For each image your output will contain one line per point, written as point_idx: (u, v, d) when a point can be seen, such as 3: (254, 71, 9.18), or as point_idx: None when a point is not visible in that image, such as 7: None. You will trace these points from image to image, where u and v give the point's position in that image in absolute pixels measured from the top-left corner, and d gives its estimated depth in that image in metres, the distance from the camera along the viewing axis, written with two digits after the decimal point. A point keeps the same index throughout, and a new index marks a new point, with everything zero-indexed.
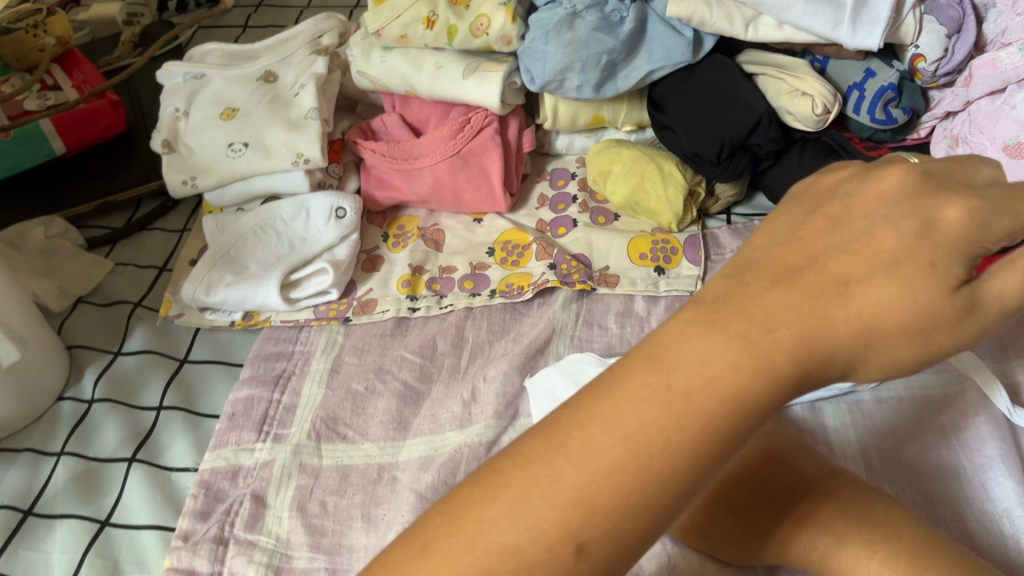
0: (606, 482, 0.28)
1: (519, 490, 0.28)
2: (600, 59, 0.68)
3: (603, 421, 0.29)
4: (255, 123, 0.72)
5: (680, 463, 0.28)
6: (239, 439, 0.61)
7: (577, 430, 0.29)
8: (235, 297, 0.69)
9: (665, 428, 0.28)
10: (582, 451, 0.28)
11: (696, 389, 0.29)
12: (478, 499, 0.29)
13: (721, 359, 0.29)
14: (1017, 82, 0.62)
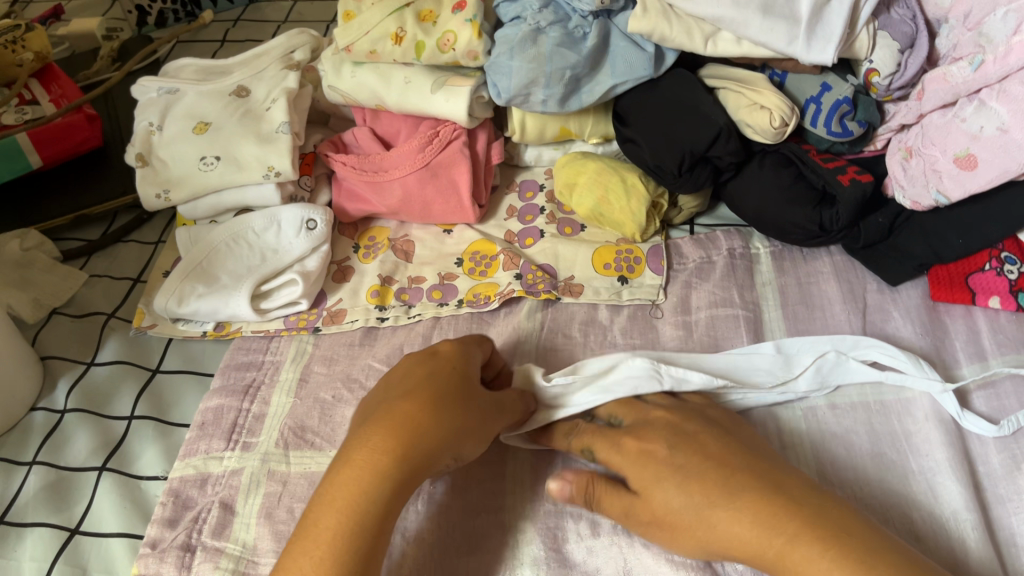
0: (352, 509, 0.47)
1: (336, 512, 0.47)
2: (563, 74, 0.69)
3: (350, 478, 0.48)
4: (227, 138, 0.73)
5: (357, 494, 0.48)
6: (208, 447, 0.62)
7: (342, 486, 0.48)
8: (207, 307, 0.70)
9: (357, 485, 0.48)
10: (337, 500, 0.48)
11: (372, 482, 0.48)
12: (327, 514, 0.47)
13: (360, 470, 0.49)
14: (968, 95, 0.64)
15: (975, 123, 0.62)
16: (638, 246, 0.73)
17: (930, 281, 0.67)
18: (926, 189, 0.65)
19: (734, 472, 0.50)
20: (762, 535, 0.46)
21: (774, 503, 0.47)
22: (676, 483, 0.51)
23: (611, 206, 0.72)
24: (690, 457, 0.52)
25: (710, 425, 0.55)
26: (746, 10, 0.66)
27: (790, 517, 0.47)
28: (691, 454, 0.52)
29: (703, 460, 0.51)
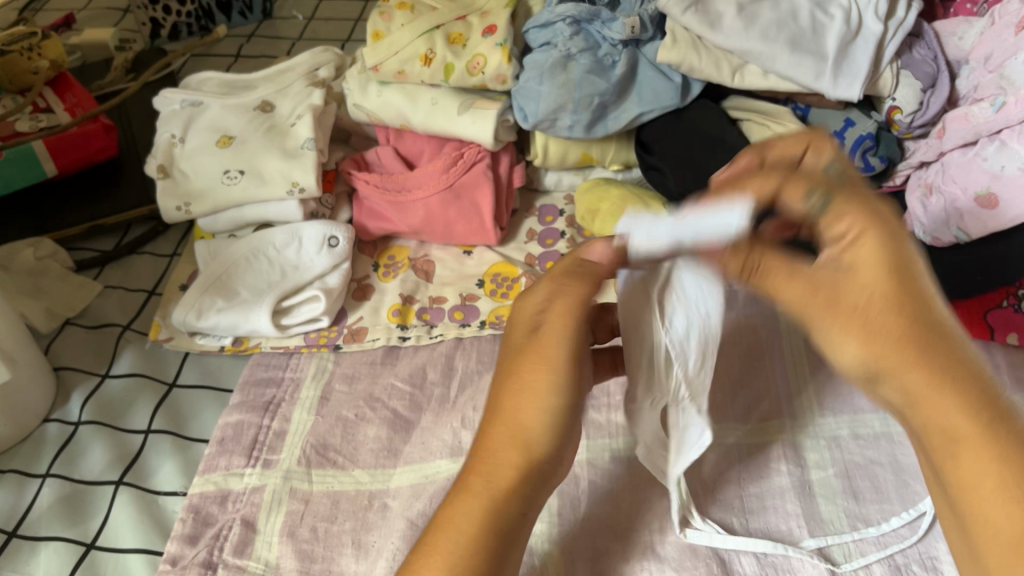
0: (494, 501, 0.43)
1: (471, 507, 0.43)
2: (592, 101, 0.70)
3: (503, 428, 0.45)
4: (252, 151, 0.73)
5: (505, 485, 0.44)
6: (228, 464, 0.61)
7: (487, 448, 0.45)
8: (227, 322, 0.69)
9: (514, 455, 0.44)
10: (488, 465, 0.44)
11: (525, 413, 0.44)
12: (454, 501, 0.44)
13: (521, 410, 0.45)
14: (988, 136, 0.65)
15: (997, 162, 0.63)
16: None
17: None
18: (947, 227, 0.66)
19: (918, 341, 0.38)
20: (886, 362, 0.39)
21: (984, 412, 0.37)
22: (842, 330, 0.40)
23: None
24: (860, 269, 0.40)
25: (889, 240, 0.40)
26: (775, 44, 0.67)
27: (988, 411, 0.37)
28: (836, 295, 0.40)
29: (886, 321, 0.38)
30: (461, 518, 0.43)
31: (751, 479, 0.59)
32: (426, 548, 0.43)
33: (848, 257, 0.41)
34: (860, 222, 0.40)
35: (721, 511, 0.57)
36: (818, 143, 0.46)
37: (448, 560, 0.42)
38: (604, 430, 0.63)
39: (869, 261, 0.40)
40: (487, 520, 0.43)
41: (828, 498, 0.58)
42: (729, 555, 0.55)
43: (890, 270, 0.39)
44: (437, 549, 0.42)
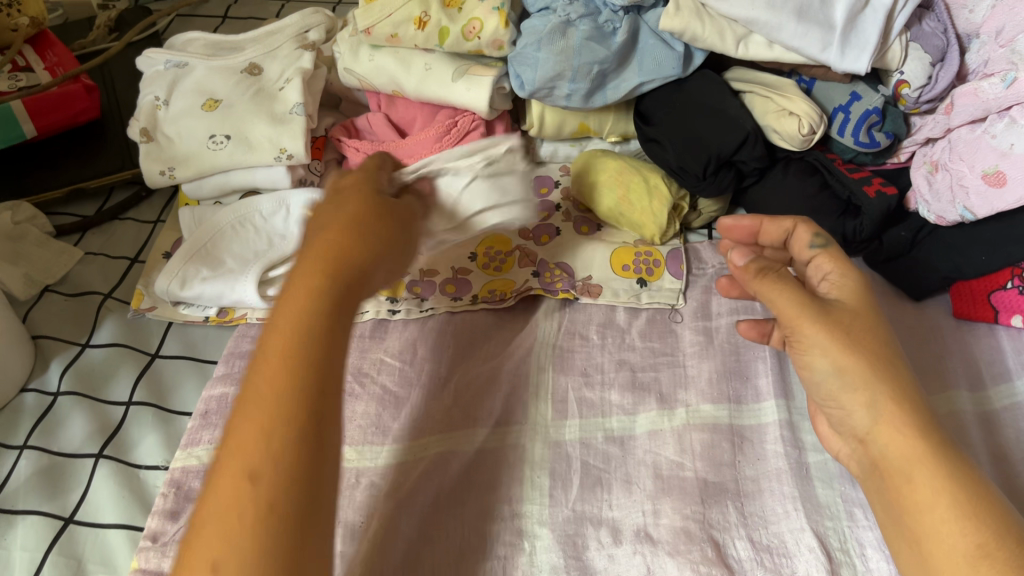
0: (310, 300, 0.42)
1: (294, 292, 0.43)
2: (591, 69, 0.68)
3: (334, 238, 0.45)
4: (237, 116, 0.70)
5: (316, 295, 0.42)
6: (212, 437, 0.60)
7: (320, 238, 0.46)
8: (211, 291, 0.67)
9: (319, 274, 0.43)
10: (331, 245, 0.45)
11: (331, 255, 0.44)
12: (288, 293, 0.43)
13: (336, 221, 0.46)
14: (998, 112, 0.64)
15: (1006, 141, 0.62)
16: (657, 248, 0.71)
17: (954, 296, 0.67)
18: (951, 204, 0.65)
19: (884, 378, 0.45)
20: (862, 375, 0.45)
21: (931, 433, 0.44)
22: (833, 352, 0.46)
23: (631, 206, 0.71)
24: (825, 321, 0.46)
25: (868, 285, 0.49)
26: (782, 13, 0.65)
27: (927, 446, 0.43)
28: (846, 327, 0.46)
29: (868, 336, 0.46)
30: (285, 325, 0.41)
31: (746, 461, 0.58)
32: (259, 363, 0.40)
33: (844, 306, 0.48)
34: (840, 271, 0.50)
35: (716, 495, 0.56)
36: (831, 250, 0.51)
37: (287, 340, 0.40)
38: (597, 409, 0.62)
39: (851, 294, 0.48)
40: (304, 358, 0.40)
41: (825, 482, 0.57)
42: (722, 539, 0.54)
43: (875, 324, 0.47)
44: (272, 348, 0.41)
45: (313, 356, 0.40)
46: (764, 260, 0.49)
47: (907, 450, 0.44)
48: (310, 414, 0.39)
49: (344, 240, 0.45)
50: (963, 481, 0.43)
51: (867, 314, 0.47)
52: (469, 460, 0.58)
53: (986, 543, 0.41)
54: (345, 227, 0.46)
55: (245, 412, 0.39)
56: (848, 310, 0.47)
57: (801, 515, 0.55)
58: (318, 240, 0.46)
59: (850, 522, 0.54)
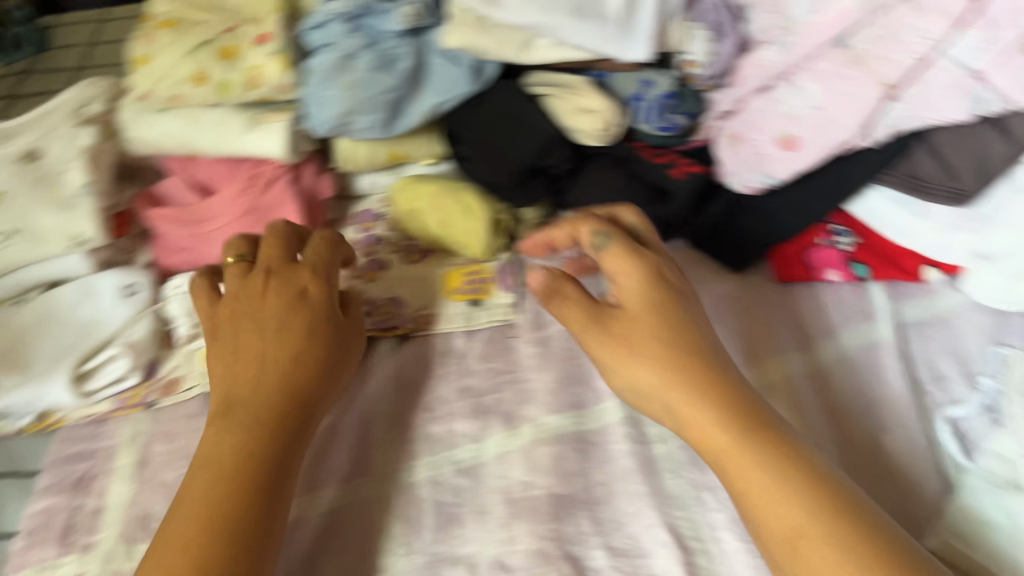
0: (236, 460, 0.50)
1: (211, 436, 0.52)
2: (383, 99, 0.66)
3: (228, 360, 0.55)
4: (21, 208, 0.66)
5: (237, 450, 0.50)
6: (42, 556, 0.56)
7: (227, 405, 0.54)
8: (20, 400, 0.62)
9: (285, 384, 0.54)
10: (217, 438, 0.51)
11: (268, 385, 0.54)
12: (194, 474, 0.50)
13: (280, 342, 0.55)
14: (781, 78, 0.67)
15: (789, 104, 0.65)
16: (486, 265, 0.71)
17: (777, 263, 0.69)
18: (754, 173, 0.67)
19: (706, 373, 0.50)
20: (669, 385, 0.50)
21: (758, 430, 0.47)
22: (624, 363, 0.52)
23: (455, 229, 0.70)
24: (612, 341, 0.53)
25: (653, 275, 0.55)
26: (557, 13, 0.65)
27: (760, 443, 0.47)
28: (628, 339, 0.52)
29: (649, 337, 0.52)
30: (198, 492, 0.48)
31: (595, 466, 0.58)
32: (185, 504, 0.48)
33: (631, 306, 0.54)
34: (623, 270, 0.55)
35: (569, 507, 0.55)
36: (618, 252, 0.56)
37: (230, 475, 0.49)
38: (446, 442, 0.60)
39: (635, 292, 0.54)
40: (228, 466, 0.49)
41: (673, 472, 0.57)
42: (580, 552, 0.53)
43: (657, 317, 0.53)
44: (199, 514, 0.47)
45: (226, 519, 0.47)
46: (551, 283, 0.58)
47: (720, 442, 0.48)
48: (247, 541, 0.46)
49: (238, 437, 0.51)
50: (779, 467, 0.45)
51: (667, 299, 0.54)
52: (317, 523, 0.56)
53: (802, 525, 0.43)
54: (288, 318, 0.57)
55: (170, 534, 0.47)
56: (641, 314, 0.53)
57: (653, 510, 0.55)
58: (245, 339, 0.56)
59: (701, 508, 0.55)
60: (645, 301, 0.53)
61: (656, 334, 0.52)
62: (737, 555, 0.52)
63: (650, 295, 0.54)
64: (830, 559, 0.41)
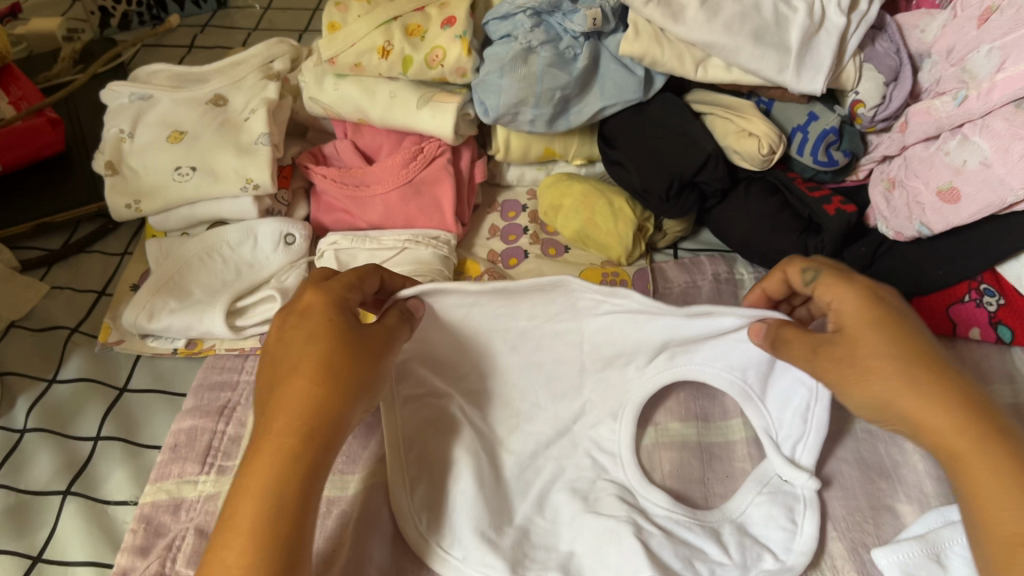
0: (938, 408, 0.43)
1: (866, 362, 0.45)
2: (553, 95, 0.68)
3: (879, 381, 0.44)
4: (203, 148, 0.71)
5: (925, 416, 0.43)
6: (181, 471, 0.59)
7: (866, 375, 0.45)
8: (179, 324, 0.67)
9: (921, 393, 0.43)
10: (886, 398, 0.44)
11: (891, 386, 0.44)
12: (862, 380, 0.45)
13: (911, 398, 0.43)
14: (951, 129, 0.64)
15: (959, 157, 0.62)
16: (624, 269, 0.73)
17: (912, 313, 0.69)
18: (909, 221, 0.66)
19: (930, 374, 0.43)
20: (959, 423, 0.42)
21: (921, 363, 0.44)
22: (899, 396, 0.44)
23: (598, 229, 0.72)
24: (876, 350, 0.45)
25: (868, 300, 0.47)
26: (738, 36, 0.65)
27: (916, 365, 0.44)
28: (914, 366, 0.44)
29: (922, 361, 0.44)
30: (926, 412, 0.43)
31: (716, 479, 0.58)
32: (866, 384, 0.45)
33: (853, 333, 0.46)
34: (841, 298, 0.48)
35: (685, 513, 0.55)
36: (826, 285, 0.49)
37: (929, 419, 0.43)
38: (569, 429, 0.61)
39: (851, 312, 0.47)
40: (938, 379, 0.43)
41: None
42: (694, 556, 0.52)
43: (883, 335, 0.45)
44: (901, 403, 0.44)
45: (935, 400, 0.43)
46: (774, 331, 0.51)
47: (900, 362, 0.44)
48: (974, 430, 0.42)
49: (896, 378, 0.44)
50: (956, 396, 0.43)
51: (881, 328, 0.45)
52: None
53: (920, 371, 0.44)
54: (887, 356, 0.44)
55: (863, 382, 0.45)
56: (869, 347, 0.45)
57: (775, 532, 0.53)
58: (861, 343, 0.45)
59: None
60: (864, 337, 0.46)
61: (917, 383, 0.43)
62: None
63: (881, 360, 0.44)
64: (950, 407, 0.42)
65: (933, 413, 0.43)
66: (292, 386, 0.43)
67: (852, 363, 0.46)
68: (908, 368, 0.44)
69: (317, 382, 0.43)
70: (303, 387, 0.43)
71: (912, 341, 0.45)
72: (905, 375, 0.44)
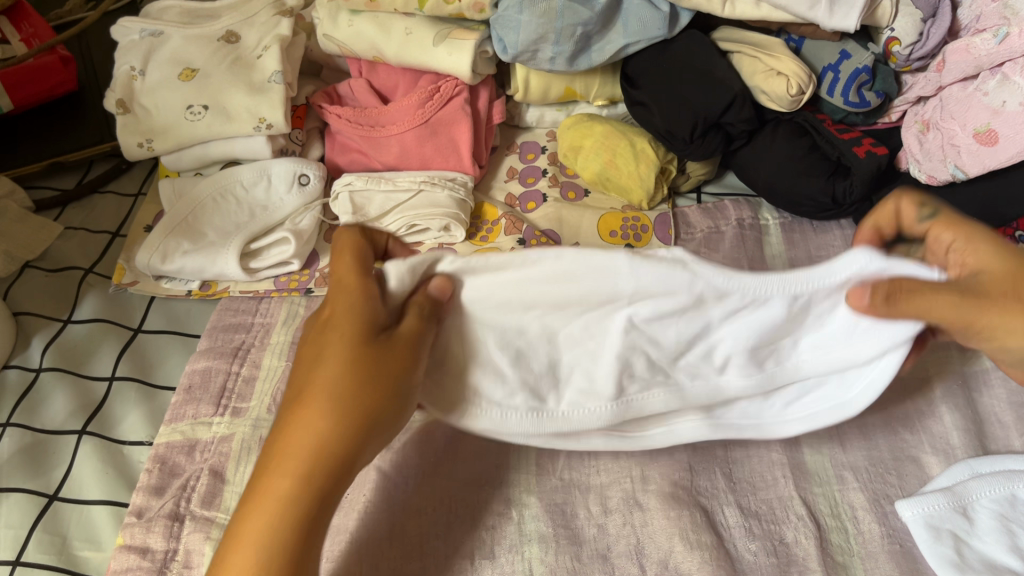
0: None
1: (994, 320, 0.39)
2: (574, 31, 0.66)
3: (1004, 333, 0.39)
4: (215, 86, 0.70)
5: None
6: (196, 412, 0.59)
7: (998, 327, 0.39)
8: (192, 265, 0.67)
9: None
10: (1005, 336, 0.39)
11: (1009, 332, 0.39)
12: (992, 324, 0.39)
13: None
14: (990, 69, 0.61)
15: (999, 97, 0.59)
16: (645, 214, 0.71)
17: None
18: (943, 163, 0.63)
19: None
20: None
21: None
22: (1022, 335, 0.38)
23: (618, 170, 0.71)
24: (1000, 295, 0.39)
25: (991, 244, 0.41)
26: None
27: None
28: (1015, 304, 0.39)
29: None
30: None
31: None
32: (994, 331, 0.39)
33: (983, 280, 0.40)
34: (970, 258, 0.41)
35: (704, 461, 0.54)
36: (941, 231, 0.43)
37: None
38: None
39: (976, 263, 0.41)
40: None
41: (813, 447, 0.55)
42: (711, 506, 0.52)
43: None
44: (1011, 338, 0.38)
45: None
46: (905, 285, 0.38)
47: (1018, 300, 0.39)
48: None
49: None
50: None
51: (1005, 265, 0.40)
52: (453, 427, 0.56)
53: None
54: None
55: (985, 329, 0.39)
56: (992, 284, 0.40)
57: (789, 483, 0.53)
58: (980, 290, 0.40)
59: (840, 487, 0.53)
60: (990, 280, 0.40)
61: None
62: (875, 539, 0.50)
63: (1002, 290, 0.39)
64: None
65: None
66: (294, 449, 0.38)
67: (962, 323, 0.40)
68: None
69: (330, 418, 0.37)
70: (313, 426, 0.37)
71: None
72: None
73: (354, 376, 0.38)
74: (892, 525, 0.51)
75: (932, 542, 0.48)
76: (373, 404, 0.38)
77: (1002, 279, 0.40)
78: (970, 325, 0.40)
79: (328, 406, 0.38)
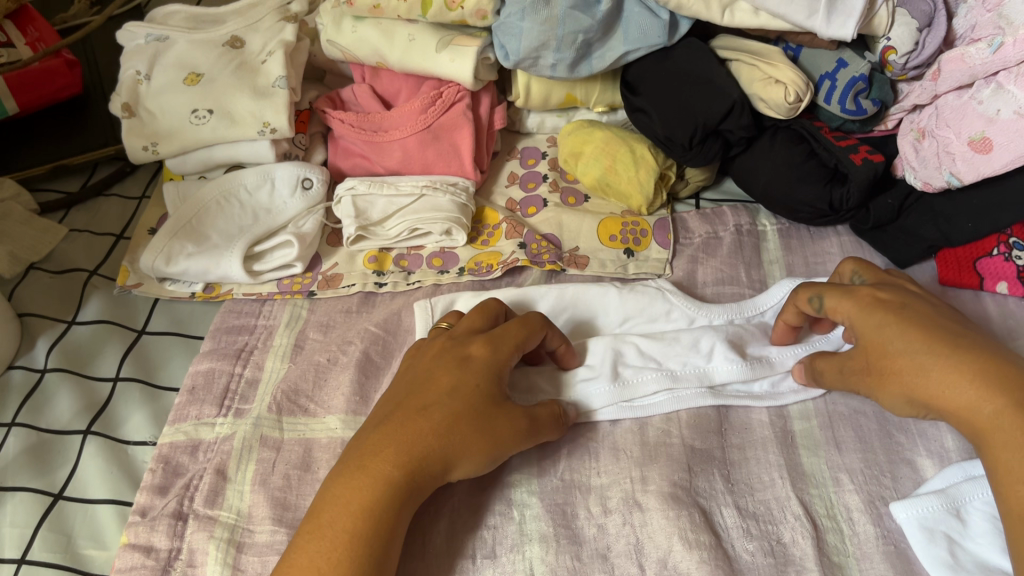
0: (975, 385, 0.45)
1: (900, 373, 0.48)
2: (576, 38, 0.67)
3: (906, 375, 0.48)
4: (220, 90, 0.70)
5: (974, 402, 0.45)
6: (199, 413, 0.59)
7: (890, 373, 0.49)
8: (196, 268, 0.68)
9: (959, 370, 0.46)
10: (907, 381, 0.48)
11: (936, 385, 0.46)
12: (891, 371, 0.48)
13: (956, 387, 0.46)
14: (985, 78, 0.61)
15: (993, 106, 0.60)
16: (644, 219, 0.72)
17: (939, 265, 0.68)
18: (938, 171, 0.64)
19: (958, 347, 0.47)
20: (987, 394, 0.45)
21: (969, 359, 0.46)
22: (937, 378, 0.46)
23: (618, 176, 0.71)
24: (911, 350, 0.48)
25: (862, 304, 0.52)
26: None
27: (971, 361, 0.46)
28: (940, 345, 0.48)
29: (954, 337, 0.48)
30: (951, 393, 0.46)
31: (733, 430, 0.57)
32: (888, 370, 0.49)
33: (862, 329, 0.51)
34: (849, 311, 0.52)
35: (702, 462, 0.55)
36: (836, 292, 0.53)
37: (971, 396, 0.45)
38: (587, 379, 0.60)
39: (857, 312, 0.52)
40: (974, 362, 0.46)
41: (810, 451, 0.56)
42: (709, 507, 0.52)
43: (910, 326, 0.49)
44: (913, 378, 0.47)
45: (959, 373, 0.46)
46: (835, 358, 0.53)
47: (954, 363, 0.46)
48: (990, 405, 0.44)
49: (941, 368, 0.47)
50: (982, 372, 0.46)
51: (874, 307, 0.51)
52: None
53: (978, 364, 0.46)
54: (915, 345, 0.48)
55: (885, 368, 0.49)
56: (895, 344, 0.49)
57: (786, 484, 0.54)
58: (889, 350, 0.49)
59: (836, 488, 0.54)
60: (884, 336, 0.50)
61: (975, 377, 0.45)
62: (870, 539, 0.51)
63: (905, 339, 0.49)
64: (958, 364, 0.46)
65: (958, 385, 0.46)
66: (358, 486, 0.46)
67: (877, 365, 0.49)
68: (936, 343, 0.48)
69: (394, 473, 0.46)
70: (379, 472, 0.46)
71: (932, 328, 0.49)
72: (937, 357, 0.47)
73: (439, 436, 0.48)
74: (887, 526, 0.52)
75: (926, 544, 0.49)
76: (433, 461, 0.48)
77: (889, 322, 0.50)
78: (876, 367, 0.49)
79: (407, 464, 0.47)
